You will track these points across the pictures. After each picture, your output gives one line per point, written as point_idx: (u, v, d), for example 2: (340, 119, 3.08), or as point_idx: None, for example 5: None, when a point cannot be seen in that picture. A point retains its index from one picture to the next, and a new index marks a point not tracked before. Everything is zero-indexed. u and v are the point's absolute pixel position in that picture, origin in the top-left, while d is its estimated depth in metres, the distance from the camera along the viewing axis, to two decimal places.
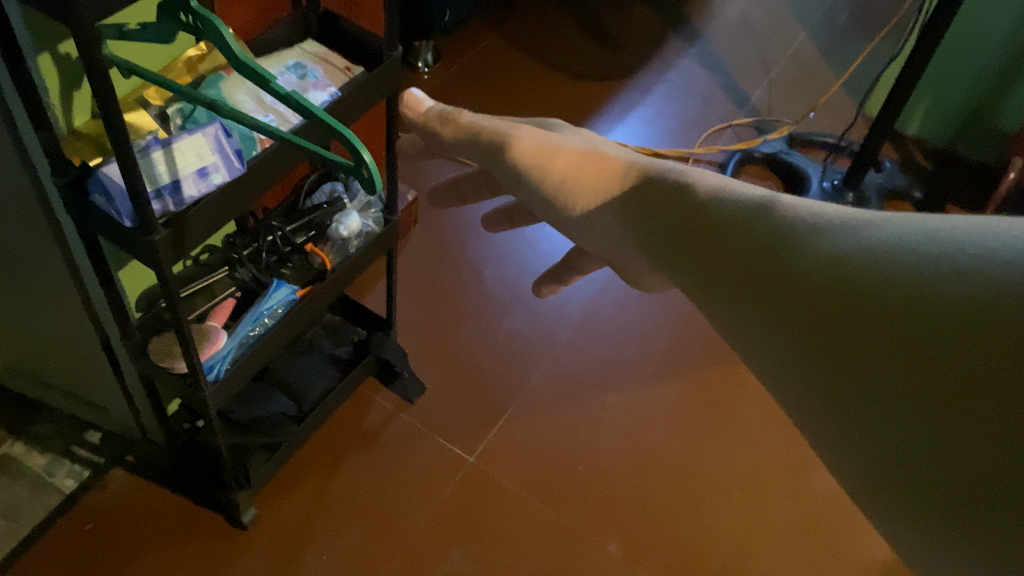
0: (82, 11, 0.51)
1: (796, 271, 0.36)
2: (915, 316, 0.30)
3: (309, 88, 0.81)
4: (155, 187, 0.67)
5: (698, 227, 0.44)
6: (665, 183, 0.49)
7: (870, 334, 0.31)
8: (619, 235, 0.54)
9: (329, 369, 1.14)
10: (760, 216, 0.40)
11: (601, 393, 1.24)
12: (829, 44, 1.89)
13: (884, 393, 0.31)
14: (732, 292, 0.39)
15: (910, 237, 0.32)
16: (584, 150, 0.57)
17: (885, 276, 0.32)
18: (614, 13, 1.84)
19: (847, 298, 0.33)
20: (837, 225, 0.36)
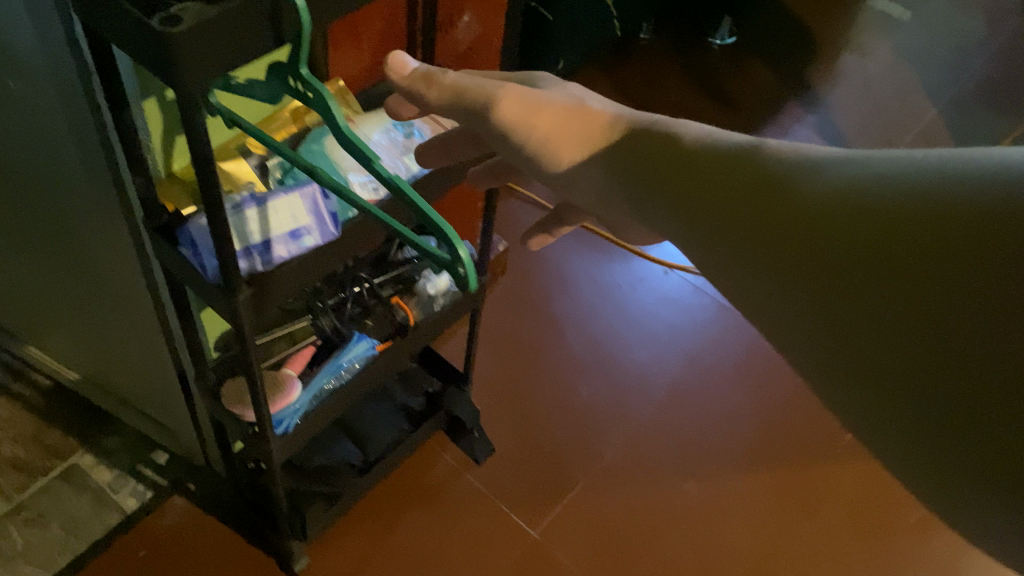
0: (187, 80, 0.49)
1: (794, 203, 0.40)
2: (907, 234, 0.35)
3: (414, 149, 0.78)
4: (244, 246, 0.64)
5: (693, 169, 0.47)
6: (660, 132, 0.50)
7: (863, 255, 0.37)
8: (603, 186, 0.53)
9: (399, 420, 1.11)
10: (753, 156, 0.44)
11: (679, 480, 1.17)
12: (959, 124, 1.78)
13: (877, 304, 0.36)
14: (731, 228, 0.43)
15: (893, 169, 0.38)
16: (570, 107, 0.55)
17: (881, 205, 0.37)
18: (732, 72, 1.79)
19: (842, 222, 0.38)
20: (827, 165, 0.41)
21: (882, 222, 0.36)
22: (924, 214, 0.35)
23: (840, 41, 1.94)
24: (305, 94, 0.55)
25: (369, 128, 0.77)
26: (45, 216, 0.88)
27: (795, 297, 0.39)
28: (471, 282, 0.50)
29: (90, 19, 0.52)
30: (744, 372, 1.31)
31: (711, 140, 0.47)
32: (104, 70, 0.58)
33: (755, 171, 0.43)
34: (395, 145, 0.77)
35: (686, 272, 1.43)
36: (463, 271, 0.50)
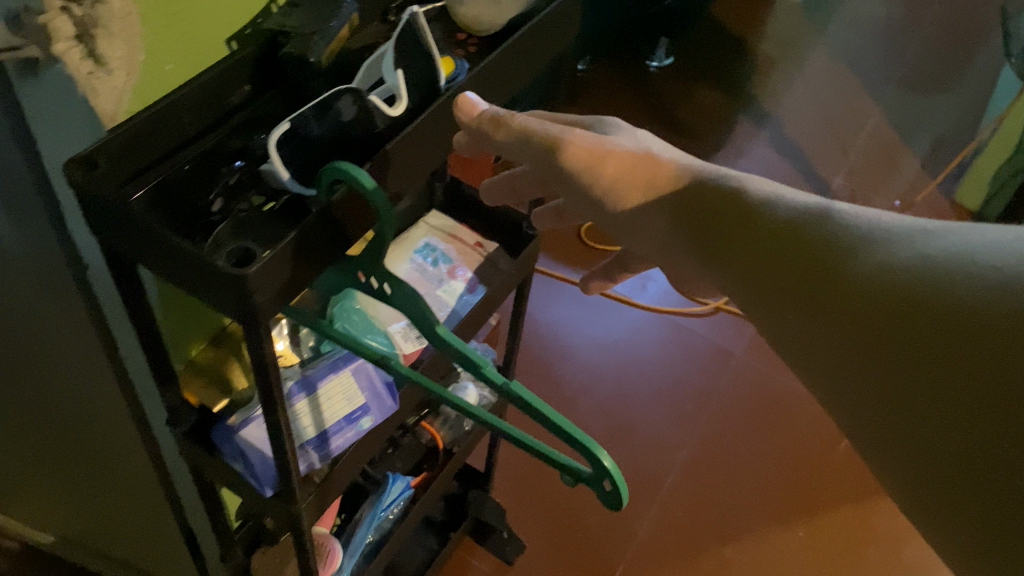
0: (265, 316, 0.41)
1: (849, 277, 0.35)
2: (954, 332, 0.30)
3: (446, 278, 0.69)
4: (298, 443, 0.56)
5: (728, 228, 0.43)
6: (717, 190, 0.44)
7: (907, 347, 0.32)
8: (667, 239, 0.46)
9: (427, 537, 1.03)
10: (809, 219, 0.39)
11: (718, 546, 1.12)
12: (904, 121, 1.79)
13: (914, 405, 0.31)
14: (766, 293, 0.40)
15: (974, 248, 0.32)
16: (635, 154, 0.47)
17: (927, 285, 0.32)
18: (678, 95, 1.77)
19: (902, 302, 0.33)
20: (882, 233, 0.36)
21: (930, 311, 0.32)
22: (972, 310, 0.30)
23: (773, 51, 1.94)
24: (382, 291, 0.47)
25: (396, 264, 0.70)
26: (14, 402, 0.76)
27: (834, 374, 0.35)
28: (622, 500, 0.43)
29: (126, 251, 0.44)
30: (756, 415, 1.27)
31: (765, 200, 0.42)
32: (128, 282, 0.49)
33: (793, 234, 0.39)
34: (425, 277, 0.69)
35: (680, 317, 1.39)
36: (612, 485, 0.43)
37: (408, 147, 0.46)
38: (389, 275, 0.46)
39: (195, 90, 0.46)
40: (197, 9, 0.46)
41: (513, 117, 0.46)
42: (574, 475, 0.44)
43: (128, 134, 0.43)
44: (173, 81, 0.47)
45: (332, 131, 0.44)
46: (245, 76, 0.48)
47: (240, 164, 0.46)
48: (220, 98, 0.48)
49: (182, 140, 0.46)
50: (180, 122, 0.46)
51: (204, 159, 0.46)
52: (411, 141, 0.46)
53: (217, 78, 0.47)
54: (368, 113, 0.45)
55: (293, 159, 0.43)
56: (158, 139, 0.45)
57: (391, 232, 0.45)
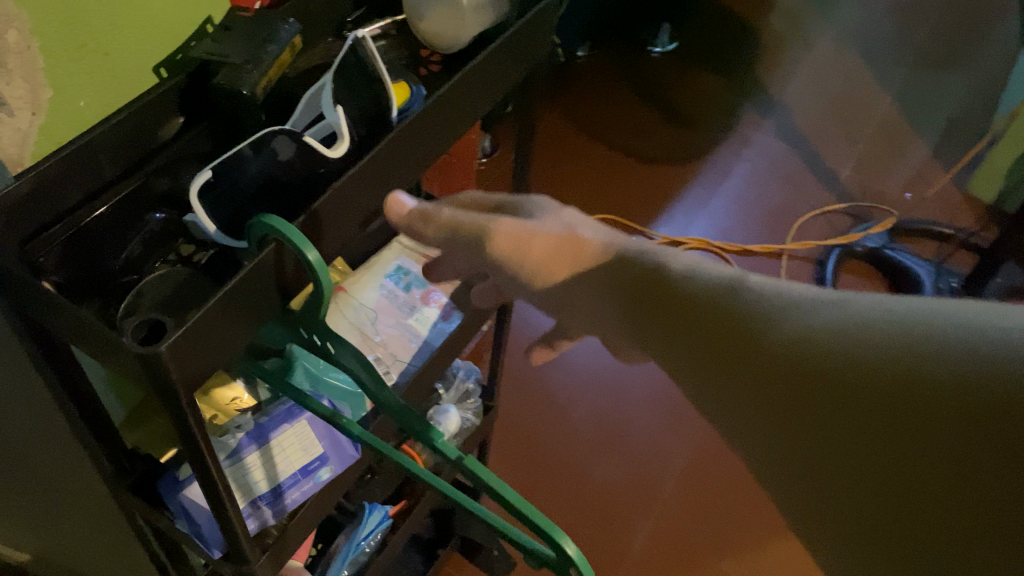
0: (178, 394, 0.36)
1: (801, 369, 0.29)
2: (954, 419, 0.25)
3: (417, 305, 0.65)
4: (250, 500, 0.51)
5: (650, 302, 0.36)
6: (633, 265, 0.38)
7: (888, 444, 0.26)
8: (597, 314, 0.40)
9: (412, 557, 0.98)
10: (739, 296, 0.32)
11: (718, 560, 1.07)
12: (916, 107, 1.72)
13: (919, 517, 0.25)
14: (701, 383, 0.32)
15: (937, 325, 0.27)
16: (561, 232, 0.41)
17: (901, 370, 0.26)
18: (680, 83, 1.71)
19: (874, 405, 0.26)
20: (821, 301, 0.31)
21: (914, 398, 0.26)
22: (971, 388, 0.25)
23: (779, 35, 1.88)
24: (325, 349, 0.43)
25: (364, 292, 0.63)
26: None
27: (794, 489, 0.28)
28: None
29: (32, 316, 0.39)
30: None
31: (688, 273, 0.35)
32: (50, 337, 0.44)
33: (724, 308, 0.32)
34: (396, 304, 0.64)
35: None
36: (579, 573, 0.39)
37: (352, 193, 0.41)
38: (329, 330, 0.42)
39: (114, 128, 0.41)
40: (109, 36, 0.41)
41: (439, 210, 0.42)
42: (539, 559, 0.40)
43: (34, 181, 0.37)
44: (89, 117, 0.42)
45: (263, 175, 0.39)
46: (174, 108, 0.44)
47: (160, 216, 0.42)
48: (146, 133, 0.43)
49: (101, 183, 0.41)
50: (97, 164, 0.41)
51: (124, 204, 0.42)
52: (356, 185, 0.41)
53: (140, 114, 0.42)
54: (305, 154, 0.40)
55: (220, 210, 0.39)
56: (72, 184, 0.40)
57: (330, 289, 0.39)
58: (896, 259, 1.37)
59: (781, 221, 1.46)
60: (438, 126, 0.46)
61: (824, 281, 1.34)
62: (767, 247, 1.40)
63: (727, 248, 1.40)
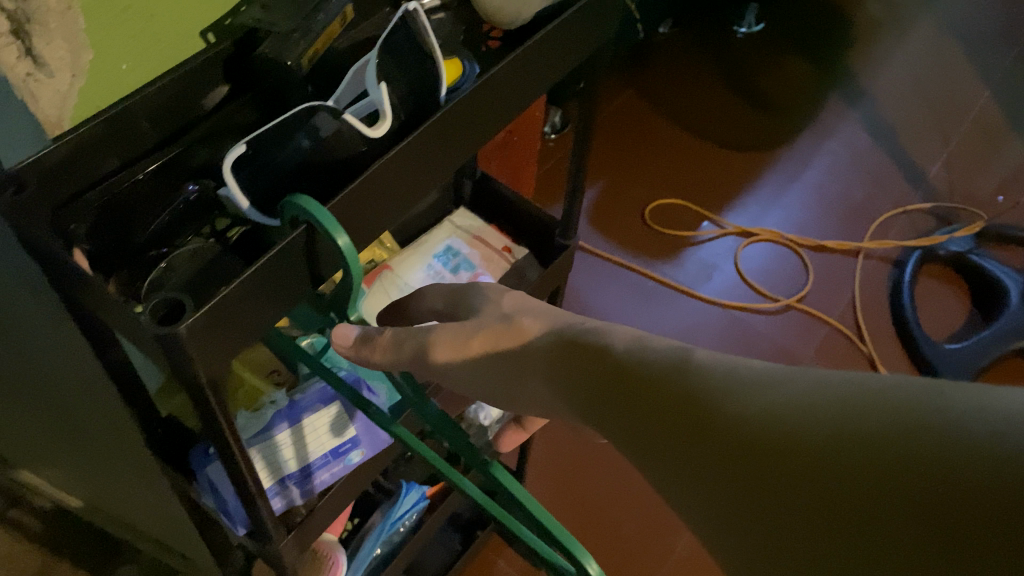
0: (197, 377, 0.35)
1: (762, 466, 0.25)
2: (924, 511, 0.22)
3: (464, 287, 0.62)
4: (277, 479, 0.51)
5: (601, 377, 0.32)
6: (571, 344, 0.34)
7: (853, 545, 0.23)
8: (551, 400, 0.36)
9: (450, 536, 0.98)
10: (690, 376, 0.29)
11: None
12: (1017, 105, 1.62)
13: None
14: (652, 470, 0.29)
15: (905, 406, 0.24)
16: (498, 327, 0.38)
17: (867, 460, 0.23)
18: (764, 66, 1.65)
19: (844, 511, 0.23)
20: (779, 377, 0.27)
21: (879, 491, 0.23)
22: (941, 472, 0.22)
23: (874, 20, 1.78)
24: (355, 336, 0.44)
25: (411, 271, 0.63)
26: (20, 382, 0.73)
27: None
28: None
29: (64, 288, 0.38)
30: None
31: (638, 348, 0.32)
32: None
33: (676, 384, 0.29)
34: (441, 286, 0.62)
35: (745, 313, 1.25)
36: None
37: (389, 176, 0.39)
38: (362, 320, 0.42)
39: (154, 94, 0.40)
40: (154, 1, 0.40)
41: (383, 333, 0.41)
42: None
43: (69, 145, 0.37)
44: (130, 82, 0.41)
45: (301, 157, 0.37)
46: (219, 76, 0.43)
47: (194, 187, 0.39)
48: (188, 101, 0.42)
49: (139, 151, 0.41)
50: (139, 129, 0.40)
51: (162, 170, 0.40)
52: (397, 168, 0.39)
53: (184, 80, 0.41)
54: (345, 135, 0.38)
55: (254, 188, 0.37)
56: (109, 150, 0.39)
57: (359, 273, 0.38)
58: (981, 266, 1.30)
59: (861, 217, 1.39)
60: (491, 108, 0.44)
61: (900, 285, 1.28)
62: (843, 244, 1.34)
63: (801, 242, 1.34)
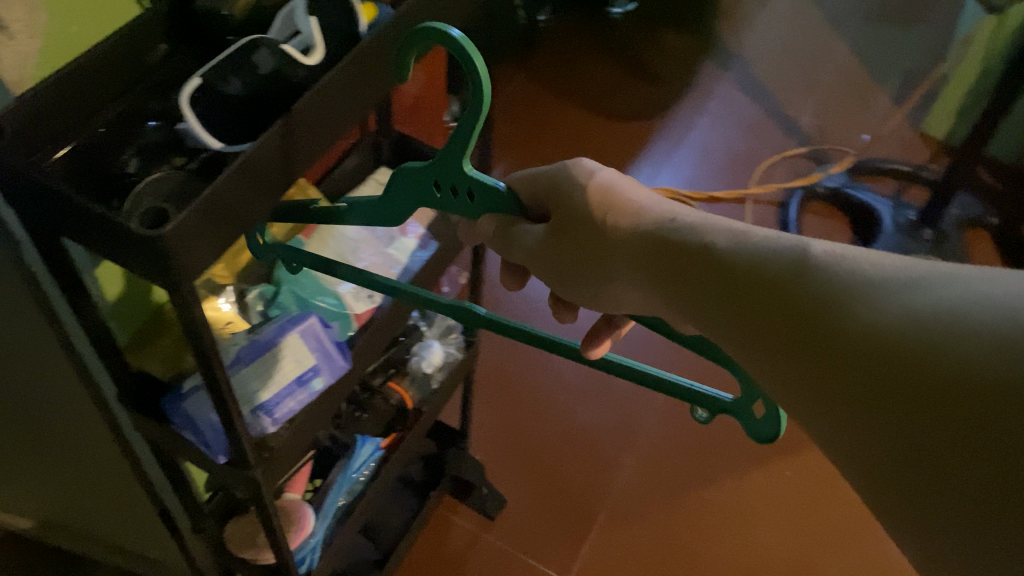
0: (184, 279, 0.40)
1: (850, 339, 0.34)
2: (971, 382, 0.30)
3: (397, 233, 0.69)
4: (251, 408, 0.55)
5: (708, 281, 0.40)
6: (685, 248, 0.42)
7: (917, 397, 0.31)
8: (648, 300, 0.45)
9: (407, 498, 1.02)
10: (799, 273, 0.37)
11: (698, 488, 1.13)
12: (870, 54, 1.77)
13: (925, 476, 0.31)
14: (756, 354, 0.38)
15: (975, 314, 0.31)
16: (592, 227, 0.45)
17: (937, 339, 0.31)
18: (642, 40, 1.75)
19: (906, 374, 0.31)
20: (880, 276, 0.35)
21: (942, 364, 0.31)
22: (989, 360, 0.30)
23: None
24: (464, 199, 0.46)
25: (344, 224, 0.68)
26: None
27: (834, 427, 0.34)
28: (776, 427, 0.44)
29: (46, 224, 0.42)
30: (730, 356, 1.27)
31: (750, 251, 0.39)
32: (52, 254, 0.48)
33: (789, 277, 0.37)
34: (376, 236, 0.68)
35: None
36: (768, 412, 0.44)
37: (330, 94, 0.45)
38: (473, 184, 0.44)
39: (108, 50, 0.44)
40: None
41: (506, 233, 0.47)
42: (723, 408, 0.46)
43: (41, 98, 0.41)
44: (81, 44, 0.46)
45: (254, 83, 0.43)
46: (160, 34, 0.47)
47: (154, 126, 0.44)
48: (136, 57, 0.46)
49: (97, 106, 0.45)
50: (97, 85, 0.44)
51: (121, 121, 0.45)
52: (335, 86, 0.45)
53: (130, 37, 0.45)
54: (285, 63, 0.44)
55: (208, 119, 0.42)
56: (73, 105, 0.44)
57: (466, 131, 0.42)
58: (856, 198, 1.43)
59: (745, 166, 1.51)
60: None
61: (787, 222, 1.39)
62: (732, 192, 1.45)
63: (694, 196, 1.44)
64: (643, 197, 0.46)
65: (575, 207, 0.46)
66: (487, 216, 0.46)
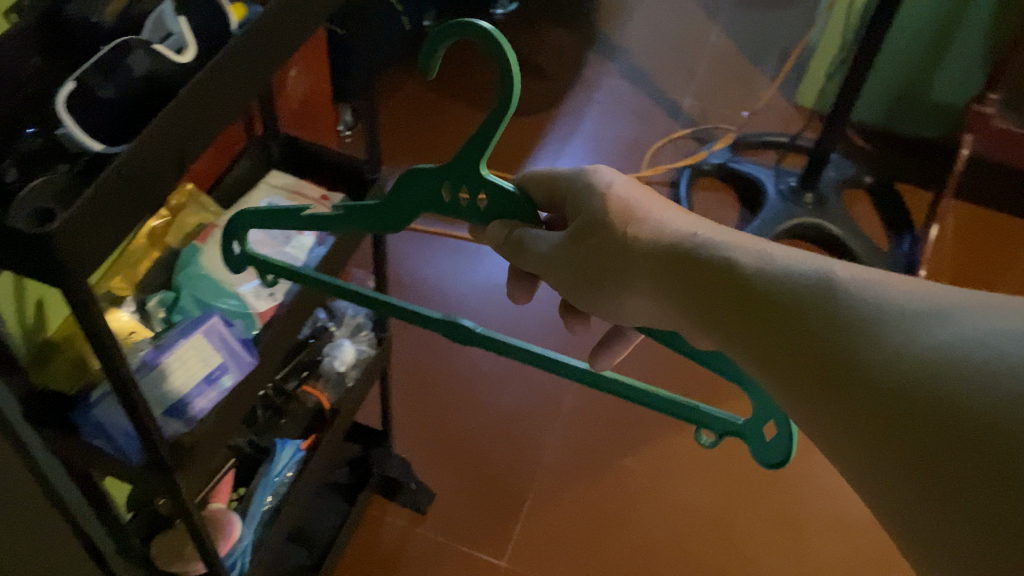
0: (79, 277, 0.41)
1: (881, 363, 0.35)
2: (1001, 409, 0.31)
3: (294, 233, 0.71)
4: (163, 409, 0.56)
5: (729, 302, 0.41)
6: (705, 269, 0.42)
7: (942, 420, 0.32)
8: (661, 314, 0.45)
9: (336, 501, 1.03)
10: (826, 298, 0.38)
11: (619, 459, 1.18)
12: (742, 35, 1.86)
13: (940, 498, 0.32)
14: (771, 379, 0.39)
15: (1009, 348, 0.32)
16: (606, 241, 0.45)
17: (971, 369, 0.32)
18: (526, 38, 1.80)
19: (934, 399, 0.33)
20: (910, 306, 0.36)
21: (972, 392, 0.32)
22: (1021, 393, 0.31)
23: None
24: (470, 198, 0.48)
25: None
26: None
27: (856, 451, 0.35)
28: (787, 454, 0.45)
29: None
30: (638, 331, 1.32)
31: (776, 274, 0.40)
32: None
33: (818, 300, 0.38)
34: (271, 236, 0.71)
35: None
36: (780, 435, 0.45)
37: (207, 89, 0.46)
38: (489, 188, 0.47)
39: None
40: None
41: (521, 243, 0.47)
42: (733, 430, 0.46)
43: None
44: None
45: (130, 85, 0.44)
46: (31, 45, 0.48)
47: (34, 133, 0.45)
48: (8, 69, 0.47)
49: None
50: None
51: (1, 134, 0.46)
52: (211, 81, 0.46)
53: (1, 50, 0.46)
54: (160, 63, 0.45)
55: (88, 120, 0.43)
56: None
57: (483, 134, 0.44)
58: (741, 171, 1.50)
59: (636, 151, 1.57)
60: (280, 34, 0.52)
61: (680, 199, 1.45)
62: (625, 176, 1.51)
63: None
64: (665, 213, 0.46)
65: (593, 216, 0.45)
66: (497, 221, 0.48)
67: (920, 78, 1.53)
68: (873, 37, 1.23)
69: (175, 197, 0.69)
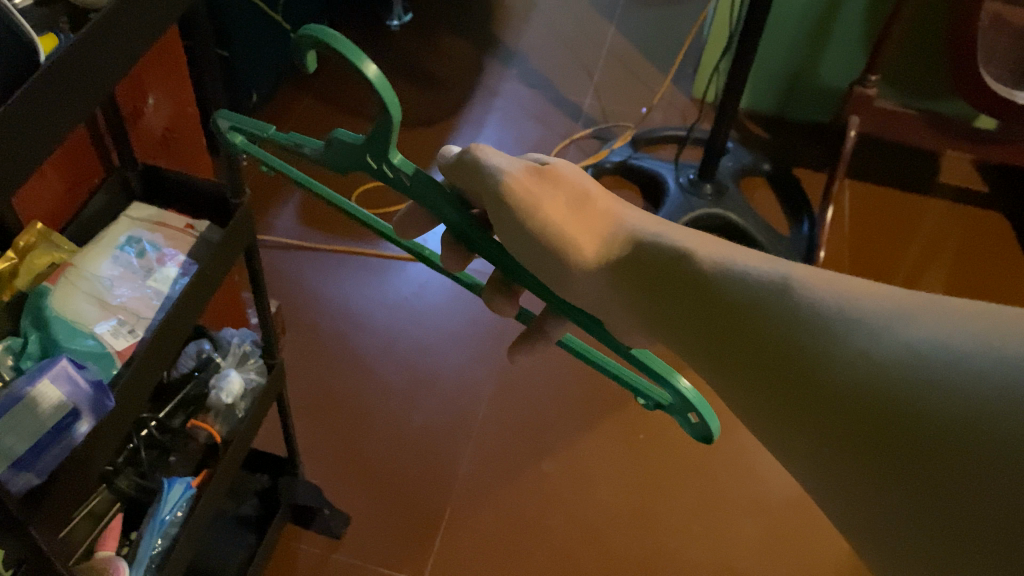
0: None
1: (836, 361, 0.41)
2: (941, 394, 0.37)
3: (157, 264, 0.68)
4: (9, 464, 0.53)
5: (705, 311, 0.48)
6: (674, 266, 0.52)
7: (892, 408, 0.38)
8: (613, 297, 0.54)
9: (244, 535, 1.00)
10: (787, 305, 0.45)
11: (537, 462, 1.17)
12: (639, 33, 1.88)
13: (896, 473, 0.38)
14: (751, 383, 0.45)
15: (946, 344, 0.38)
16: (575, 212, 0.54)
17: (912, 362, 0.39)
18: (423, 48, 1.79)
19: (883, 392, 0.39)
20: (861, 310, 0.42)
21: (914, 384, 0.38)
22: (957, 379, 0.37)
23: None
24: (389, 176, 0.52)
25: (96, 263, 0.67)
26: None
27: (821, 440, 0.41)
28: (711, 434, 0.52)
29: None
30: None
31: (741, 283, 0.47)
32: None
33: (782, 307, 0.45)
34: (132, 271, 0.67)
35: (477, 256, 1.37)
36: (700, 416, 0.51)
37: (12, 126, 0.44)
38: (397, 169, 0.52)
39: None
40: None
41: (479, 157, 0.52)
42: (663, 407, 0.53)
43: None
44: None
45: None
46: None
47: None
48: None
49: None
50: None
51: None
52: (16, 116, 0.44)
53: None
54: None
55: None
56: None
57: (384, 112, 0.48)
58: (641, 167, 1.51)
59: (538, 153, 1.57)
60: (99, 63, 0.50)
61: None
62: None
63: None
64: (629, 213, 0.57)
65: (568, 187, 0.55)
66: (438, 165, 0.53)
67: (807, 63, 1.56)
68: (752, 27, 1.25)
69: (24, 237, 0.65)
